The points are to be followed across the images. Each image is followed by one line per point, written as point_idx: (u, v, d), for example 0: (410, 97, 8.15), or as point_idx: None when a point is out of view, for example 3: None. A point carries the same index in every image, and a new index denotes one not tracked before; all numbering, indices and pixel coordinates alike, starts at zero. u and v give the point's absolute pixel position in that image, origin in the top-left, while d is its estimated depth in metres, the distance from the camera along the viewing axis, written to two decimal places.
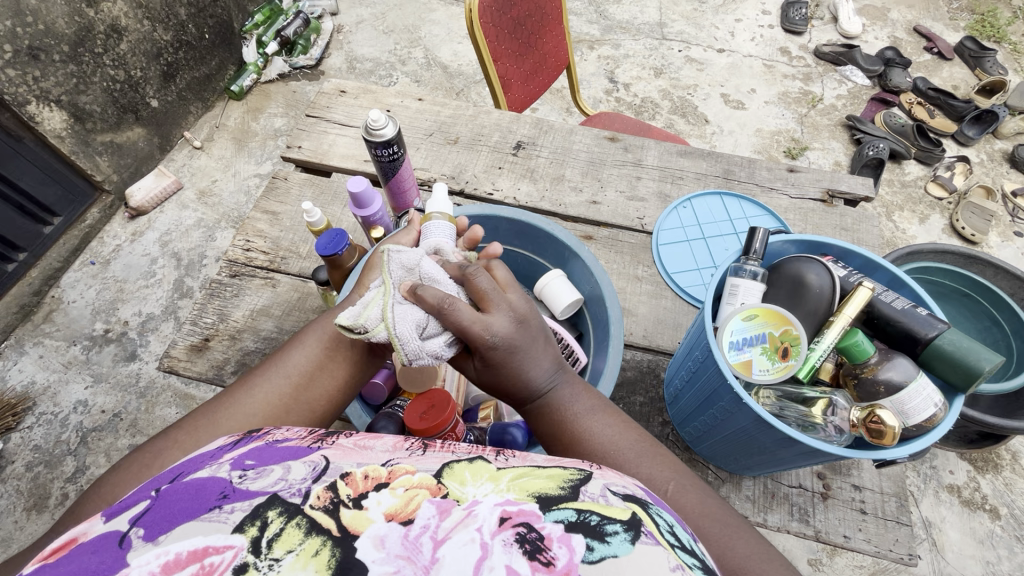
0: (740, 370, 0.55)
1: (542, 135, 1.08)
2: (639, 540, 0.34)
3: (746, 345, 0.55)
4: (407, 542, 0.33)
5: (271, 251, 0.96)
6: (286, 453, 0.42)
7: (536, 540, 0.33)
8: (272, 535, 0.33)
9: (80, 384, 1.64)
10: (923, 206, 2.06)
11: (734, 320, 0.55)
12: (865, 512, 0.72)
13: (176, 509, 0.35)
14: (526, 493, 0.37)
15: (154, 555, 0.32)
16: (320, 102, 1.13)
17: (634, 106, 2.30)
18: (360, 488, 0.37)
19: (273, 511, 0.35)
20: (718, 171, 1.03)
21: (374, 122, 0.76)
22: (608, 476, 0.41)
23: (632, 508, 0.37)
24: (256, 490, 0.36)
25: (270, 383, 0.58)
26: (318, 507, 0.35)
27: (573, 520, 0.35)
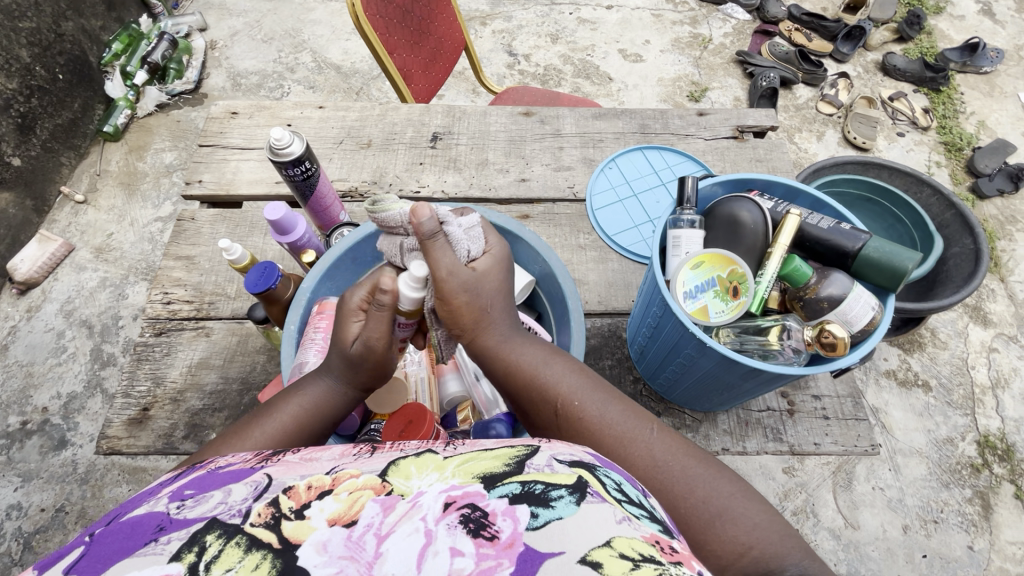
0: (698, 316, 0.56)
1: (456, 123, 1.05)
2: (584, 500, 0.34)
3: (699, 292, 0.57)
4: (350, 541, 0.31)
5: (195, 299, 0.89)
6: (228, 477, 0.38)
7: (480, 517, 0.33)
8: (209, 558, 0.30)
9: (7, 488, 1.47)
10: (817, 124, 2.21)
11: (684, 270, 0.57)
12: (828, 417, 0.78)
13: (109, 551, 0.31)
14: (471, 475, 0.37)
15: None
16: (211, 128, 1.04)
17: (538, 76, 2.30)
18: (303, 498, 0.35)
19: (211, 534, 0.32)
20: (634, 127, 1.05)
21: (278, 141, 0.71)
22: (555, 447, 0.42)
23: (579, 472, 0.38)
24: (194, 518, 0.33)
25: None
26: (259, 523, 0.32)
27: (517, 491, 0.35)
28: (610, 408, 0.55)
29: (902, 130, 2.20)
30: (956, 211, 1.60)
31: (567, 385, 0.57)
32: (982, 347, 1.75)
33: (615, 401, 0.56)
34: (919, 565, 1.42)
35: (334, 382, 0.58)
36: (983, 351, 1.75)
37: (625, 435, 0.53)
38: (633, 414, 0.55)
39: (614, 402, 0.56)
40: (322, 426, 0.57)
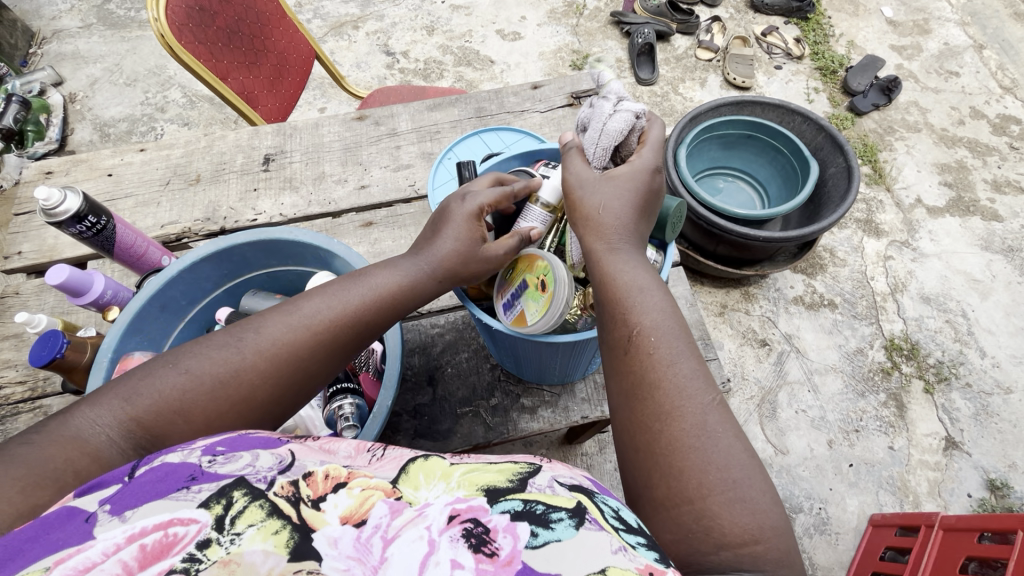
0: (517, 322, 0.64)
1: (288, 141, 1.01)
2: (583, 524, 0.37)
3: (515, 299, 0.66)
4: (359, 543, 0.34)
5: (28, 378, 0.84)
6: (258, 442, 0.41)
7: (481, 533, 0.35)
8: (235, 512, 0.34)
9: None
10: (699, 71, 2.24)
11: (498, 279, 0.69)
12: None
13: (144, 487, 0.35)
14: (475, 487, 0.39)
15: (121, 529, 0.32)
16: (24, 194, 0.97)
17: (419, 72, 2.26)
18: (320, 488, 0.37)
19: (237, 491, 0.35)
20: (470, 112, 1.03)
21: (46, 201, 0.66)
22: (556, 468, 0.44)
23: (579, 497, 0.40)
24: (223, 473, 0.37)
25: (318, 335, 0.55)
26: (281, 495, 0.35)
27: (519, 509, 0.37)
28: (684, 361, 0.53)
29: (779, 63, 2.26)
30: (825, 132, 1.65)
31: (655, 319, 0.55)
32: (879, 257, 1.83)
33: (696, 359, 0.54)
34: (847, 475, 1.49)
35: (427, 265, 0.61)
36: (879, 260, 1.83)
37: (689, 389, 0.51)
38: (704, 374, 0.53)
39: (691, 357, 0.54)
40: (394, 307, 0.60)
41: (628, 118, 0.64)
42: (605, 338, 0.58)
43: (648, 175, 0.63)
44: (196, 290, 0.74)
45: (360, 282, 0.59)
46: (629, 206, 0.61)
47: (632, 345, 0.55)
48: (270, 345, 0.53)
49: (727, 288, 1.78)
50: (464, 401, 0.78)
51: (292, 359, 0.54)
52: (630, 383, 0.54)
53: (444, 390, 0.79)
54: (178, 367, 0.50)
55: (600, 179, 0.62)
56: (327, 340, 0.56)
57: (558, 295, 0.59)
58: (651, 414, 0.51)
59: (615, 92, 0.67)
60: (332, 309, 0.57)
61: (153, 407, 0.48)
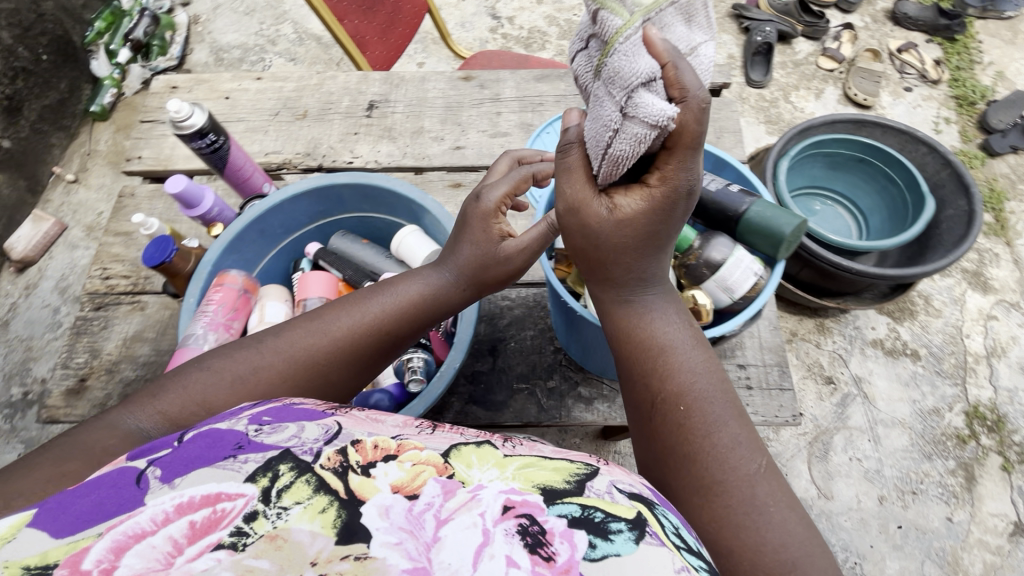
0: None
1: (394, 90, 1.02)
2: (643, 539, 0.34)
3: None
4: (411, 516, 0.33)
5: (132, 273, 0.91)
6: (301, 414, 0.43)
7: (537, 533, 0.33)
8: (282, 486, 0.34)
9: (11, 453, 1.58)
10: (817, 80, 2.08)
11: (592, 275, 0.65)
12: (751, 387, 0.75)
13: (193, 455, 0.36)
14: (531, 484, 0.37)
15: (169, 497, 0.33)
16: (151, 103, 1.04)
17: (521, 40, 2.22)
18: (369, 456, 0.38)
19: (284, 465, 0.36)
20: (577, 89, 1.00)
21: (176, 113, 0.71)
22: (614, 472, 0.41)
23: (638, 507, 0.37)
24: (269, 444, 0.38)
25: (341, 340, 0.57)
26: (328, 467, 0.36)
27: (577, 515, 0.35)
28: (723, 426, 0.51)
29: (910, 84, 2.05)
30: (952, 169, 1.50)
31: (692, 381, 0.53)
32: (980, 315, 1.67)
33: (736, 423, 0.51)
34: (893, 536, 1.40)
35: (448, 273, 0.62)
36: (980, 318, 1.67)
37: (728, 458, 0.49)
38: (747, 440, 0.50)
39: (733, 421, 0.51)
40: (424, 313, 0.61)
41: (640, 135, 0.43)
42: (636, 398, 0.55)
43: (676, 204, 0.49)
44: (292, 220, 0.77)
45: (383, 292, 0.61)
46: (654, 260, 0.55)
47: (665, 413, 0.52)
48: (297, 347, 0.56)
49: (801, 316, 1.68)
50: (522, 377, 0.79)
51: (319, 360, 0.56)
52: (665, 449, 0.51)
53: (503, 363, 0.79)
54: (205, 366, 0.54)
55: (612, 223, 0.51)
56: (357, 344, 0.58)
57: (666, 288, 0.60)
58: (691, 485, 0.49)
59: (628, 74, 0.42)
60: (360, 312, 0.59)
61: (178, 400, 0.50)
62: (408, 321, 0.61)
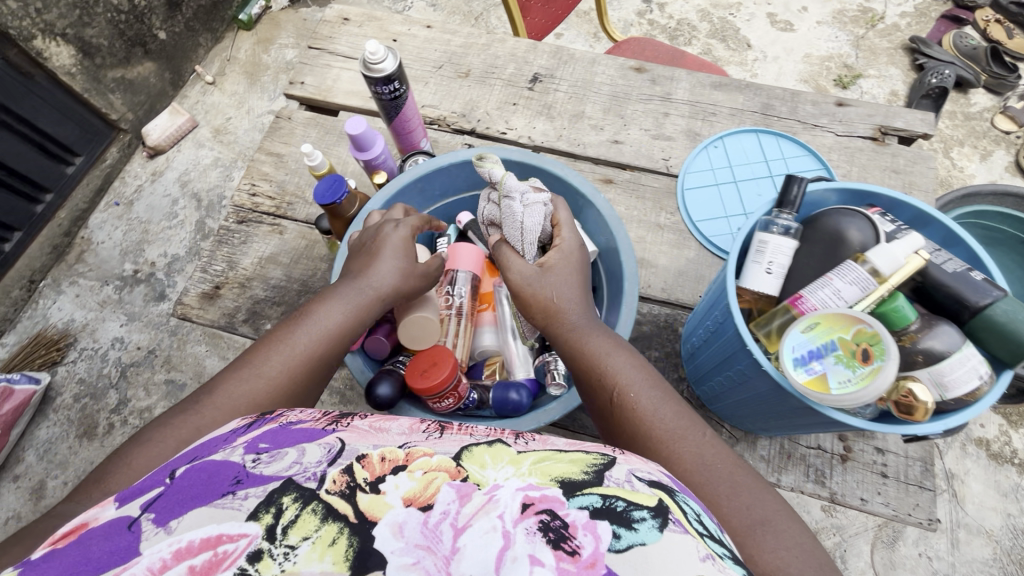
0: (813, 388, 0.44)
1: (561, 67, 0.98)
2: (667, 528, 0.32)
3: (813, 358, 0.46)
4: (427, 530, 0.31)
5: (277, 195, 0.93)
6: (301, 435, 0.39)
7: (560, 528, 0.31)
8: (287, 522, 0.31)
9: (115, 322, 1.72)
10: (987, 140, 1.86)
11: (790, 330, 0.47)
12: (886, 477, 0.69)
13: (187, 494, 0.34)
14: (549, 477, 0.35)
15: (167, 543, 0.31)
16: (322, 31, 1.05)
17: (668, 30, 2.11)
18: (377, 471, 0.35)
19: (287, 497, 0.33)
20: (756, 106, 0.93)
21: (372, 54, 0.70)
22: (632, 461, 0.39)
23: (659, 495, 0.35)
24: (270, 475, 0.34)
25: (296, 365, 0.52)
26: (334, 491, 0.33)
27: (599, 507, 0.33)
28: (667, 405, 0.50)
29: None
30: None
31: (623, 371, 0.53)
32: None
33: (664, 392, 0.51)
34: None
35: (369, 282, 0.59)
36: None
37: (676, 431, 0.48)
38: (689, 413, 0.50)
39: (671, 399, 0.51)
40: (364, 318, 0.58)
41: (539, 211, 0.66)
42: (597, 409, 0.54)
43: (579, 253, 0.63)
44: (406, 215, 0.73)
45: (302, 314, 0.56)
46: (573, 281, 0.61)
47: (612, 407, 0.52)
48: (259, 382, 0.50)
49: None
50: None
51: (284, 390, 0.51)
52: (625, 442, 0.50)
53: None
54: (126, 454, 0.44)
55: (538, 273, 0.61)
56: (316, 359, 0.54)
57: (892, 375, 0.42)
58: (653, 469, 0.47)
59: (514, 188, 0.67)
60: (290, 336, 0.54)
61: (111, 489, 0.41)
62: (359, 324, 0.58)
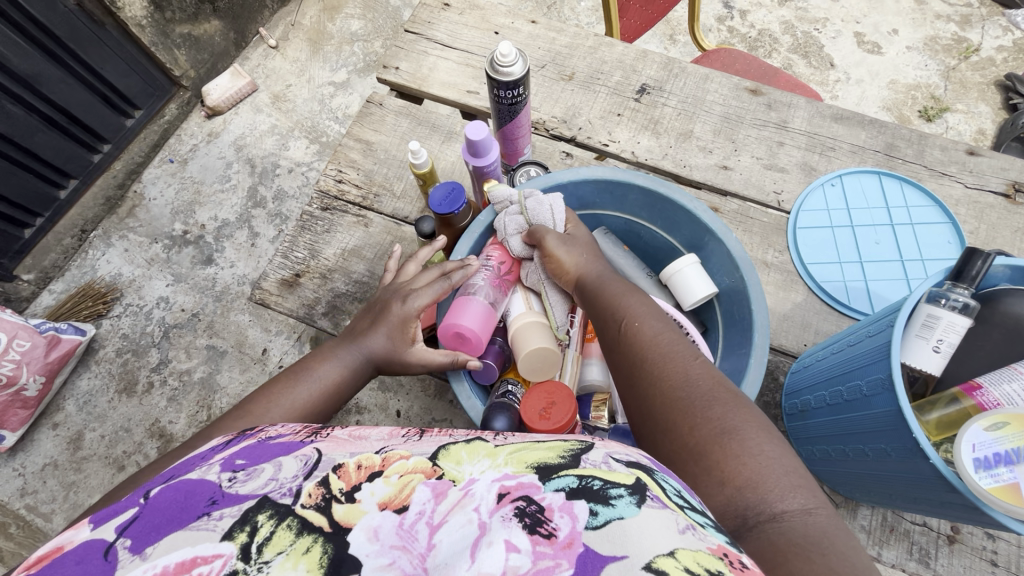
0: (997, 497, 0.41)
1: (671, 80, 0.93)
2: (645, 504, 0.30)
3: (1002, 463, 0.41)
4: (402, 531, 0.30)
5: (364, 185, 0.90)
6: (279, 450, 0.38)
7: (536, 512, 0.30)
8: (261, 540, 0.29)
9: (161, 281, 1.72)
10: None
11: (971, 428, 0.43)
12: (996, 565, 0.65)
13: (162, 518, 0.31)
14: (525, 465, 0.34)
15: (142, 570, 0.28)
16: (421, 15, 1.00)
17: (748, 40, 2.02)
18: (353, 480, 0.34)
19: (262, 514, 0.31)
20: (879, 145, 0.87)
21: (502, 56, 0.65)
22: (612, 443, 0.37)
23: (637, 473, 0.33)
24: (246, 493, 0.32)
25: (292, 425, 0.52)
26: (309, 506, 0.32)
27: (574, 487, 0.31)
28: (666, 333, 0.52)
29: None
30: None
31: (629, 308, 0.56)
32: None
33: (666, 325, 0.53)
34: None
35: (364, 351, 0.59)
36: None
37: (674, 352, 0.49)
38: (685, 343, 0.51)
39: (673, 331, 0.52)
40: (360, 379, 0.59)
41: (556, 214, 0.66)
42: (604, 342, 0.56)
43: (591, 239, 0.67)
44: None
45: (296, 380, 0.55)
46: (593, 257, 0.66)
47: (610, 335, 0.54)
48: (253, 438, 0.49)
49: None
50: None
51: None
52: (625, 368, 0.51)
53: None
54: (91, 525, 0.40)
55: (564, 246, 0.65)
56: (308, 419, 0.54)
57: None
58: (646, 392, 0.47)
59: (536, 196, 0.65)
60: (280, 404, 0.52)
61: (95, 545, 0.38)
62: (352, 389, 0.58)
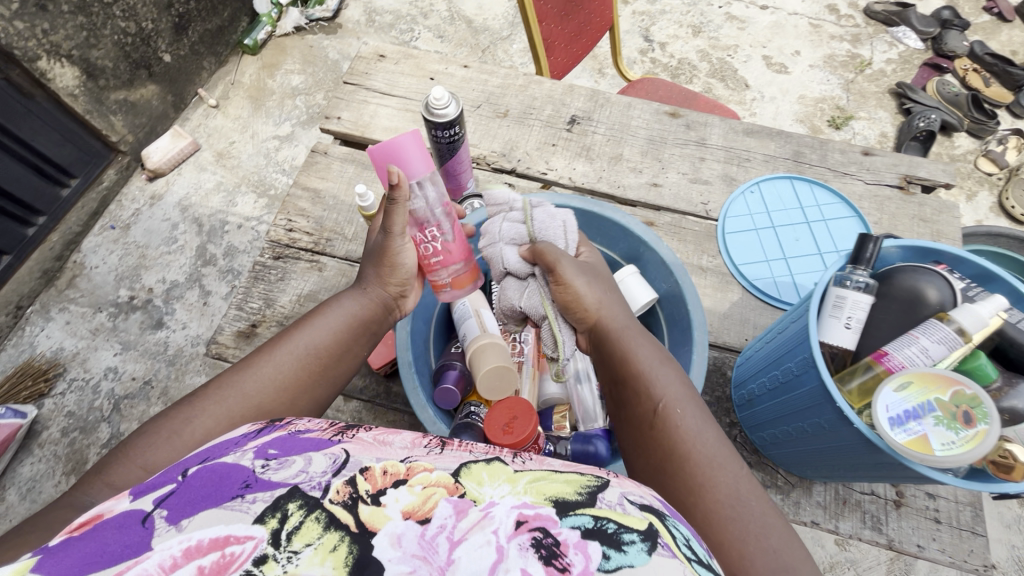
0: (914, 449, 0.45)
1: (598, 109, 1.00)
2: (656, 552, 0.32)
3: (912, 418, 0.46)
4: (423, 542, 0.31)
5: (315, 232, 0.91)
6: (309, 444, 0.39)
7: (552, 545, 0.31)
8: (291, 527, 0.31)
9: (109, 351, 1.65)
10: (971, 181, 1.97)
11: (883, 390, 0.47)
12: (939, 522, 0.70)
13: (198, 494, 0.33)
14: (543, 497, 0.35)
15: (177, 540, 0.31)
16: (358, 67, 1.05)
17: (670, 69, 2.18)
18: (379, 483, 0.35)
19: (293, 503, 0.33)
20: (787, 153, 0.96)
21: (437, 100, 0.70)
22: (625, 483, 0.39)
23: (650, 518, 0.35)
24: (279, 481, 0.34)
25: (299, 363, 0.57)
26: (337, 501, 0.33)
27: (590, 527, 0.33)
28: (706, 427, 0.51)
29: None
30: None
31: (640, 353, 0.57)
32: None
33: (704, 415, 0.52)
34: None
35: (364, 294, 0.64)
36: None
37: (708, 449, 0.49)
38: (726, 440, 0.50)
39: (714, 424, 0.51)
40: (343, 342, 0.61)
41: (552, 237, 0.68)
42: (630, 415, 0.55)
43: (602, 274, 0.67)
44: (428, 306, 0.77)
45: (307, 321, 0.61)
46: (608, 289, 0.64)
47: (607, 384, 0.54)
48: (239, 400, 0.53)
49: None
50: None
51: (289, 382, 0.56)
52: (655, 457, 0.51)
53: None
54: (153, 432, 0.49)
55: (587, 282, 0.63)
56: (286, 381, 0.56)
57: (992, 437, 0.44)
58: (669, 478, 0.48)
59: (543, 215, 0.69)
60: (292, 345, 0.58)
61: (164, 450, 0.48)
62: (358, 336, 0.63)
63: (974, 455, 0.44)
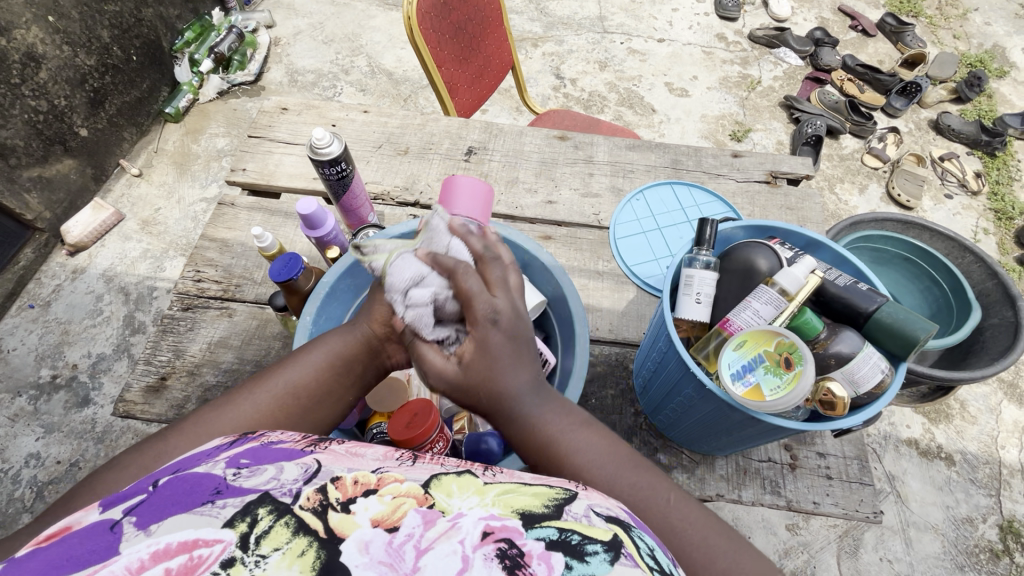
0: (750, 397, 0.51)
1: (492, 140, 1.08)
2: (618, 561, 0.32)
3: (747, 370, 0.52)
4: (391, 548, 0.30)
5: (223, 280, 0.93)
6: (280, 455, 0.39)
7: (517, 556, 0.30)
8: (260, 531, 0.30)
9: (30, 437, 1.55)
10: (861, 176, 2.16)
11: (725, 350, 0.53)
12: (831, 477, 0.75)
13: (170, 499, 0.32)
14: (510, 509, 0.34)
15: (145, 544, 0.29)
16: (261, 121, 1.10)
17: (582, 101, 2.34)
18: (350, 492, 0.34)
19: (263, 508, 0.31)
20: (667, 162, 1.05)
21: (319, 140, 0.75)
22: (592, 496, 0.39)
23: (614, 529, 0.35)
24: (249, 487, 0.33)
25: (277, 405, 0.55)
26: (307, 507, 0.32)
27: (555, 538, 0.32)
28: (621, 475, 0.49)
29: (951, 192, 2.13)
30: (998, 281, 1.40)
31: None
32: (1015, 427, 1.67)
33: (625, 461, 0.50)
34: None
35: (354, 335, 0.61)
36: (1015, 430, 1.67)
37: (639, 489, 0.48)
38: (650, 478, 0.49)
39: (627, 470, 0.50)
40: (325, 385, 0.58)
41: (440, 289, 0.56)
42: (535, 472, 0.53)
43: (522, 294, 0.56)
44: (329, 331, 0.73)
45: (299, 357, 0.59)
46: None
47: (529, 395, 0.51)
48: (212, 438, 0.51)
49: None
50: None
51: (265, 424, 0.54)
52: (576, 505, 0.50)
53: None
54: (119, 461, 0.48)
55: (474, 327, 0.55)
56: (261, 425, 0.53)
57: (807, 375, 0.49)
58: None
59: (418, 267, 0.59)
60: (276, 384, 0.56)
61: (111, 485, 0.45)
62: (342, 379, 0.60)
63: (796, 393, 0.50)
